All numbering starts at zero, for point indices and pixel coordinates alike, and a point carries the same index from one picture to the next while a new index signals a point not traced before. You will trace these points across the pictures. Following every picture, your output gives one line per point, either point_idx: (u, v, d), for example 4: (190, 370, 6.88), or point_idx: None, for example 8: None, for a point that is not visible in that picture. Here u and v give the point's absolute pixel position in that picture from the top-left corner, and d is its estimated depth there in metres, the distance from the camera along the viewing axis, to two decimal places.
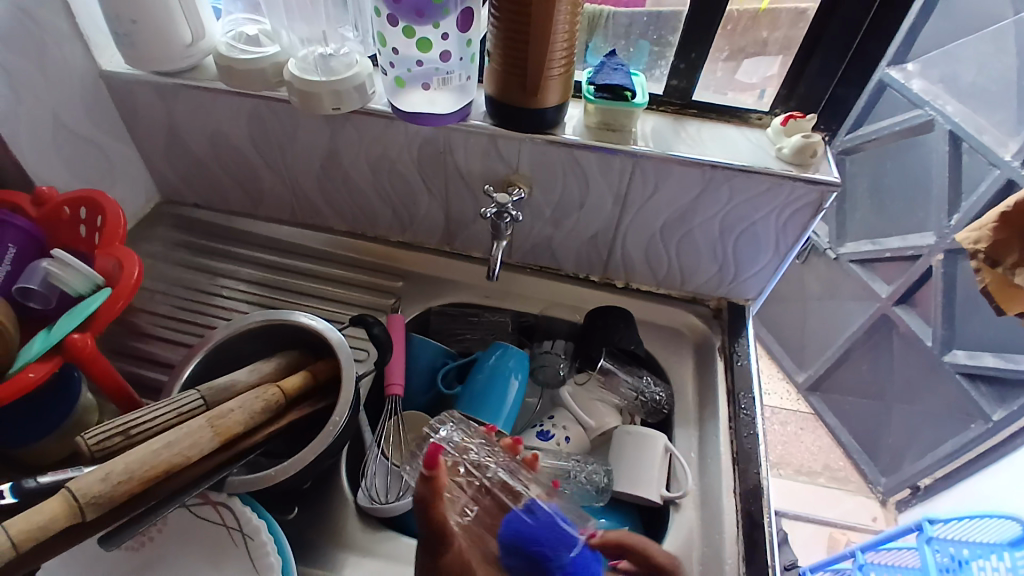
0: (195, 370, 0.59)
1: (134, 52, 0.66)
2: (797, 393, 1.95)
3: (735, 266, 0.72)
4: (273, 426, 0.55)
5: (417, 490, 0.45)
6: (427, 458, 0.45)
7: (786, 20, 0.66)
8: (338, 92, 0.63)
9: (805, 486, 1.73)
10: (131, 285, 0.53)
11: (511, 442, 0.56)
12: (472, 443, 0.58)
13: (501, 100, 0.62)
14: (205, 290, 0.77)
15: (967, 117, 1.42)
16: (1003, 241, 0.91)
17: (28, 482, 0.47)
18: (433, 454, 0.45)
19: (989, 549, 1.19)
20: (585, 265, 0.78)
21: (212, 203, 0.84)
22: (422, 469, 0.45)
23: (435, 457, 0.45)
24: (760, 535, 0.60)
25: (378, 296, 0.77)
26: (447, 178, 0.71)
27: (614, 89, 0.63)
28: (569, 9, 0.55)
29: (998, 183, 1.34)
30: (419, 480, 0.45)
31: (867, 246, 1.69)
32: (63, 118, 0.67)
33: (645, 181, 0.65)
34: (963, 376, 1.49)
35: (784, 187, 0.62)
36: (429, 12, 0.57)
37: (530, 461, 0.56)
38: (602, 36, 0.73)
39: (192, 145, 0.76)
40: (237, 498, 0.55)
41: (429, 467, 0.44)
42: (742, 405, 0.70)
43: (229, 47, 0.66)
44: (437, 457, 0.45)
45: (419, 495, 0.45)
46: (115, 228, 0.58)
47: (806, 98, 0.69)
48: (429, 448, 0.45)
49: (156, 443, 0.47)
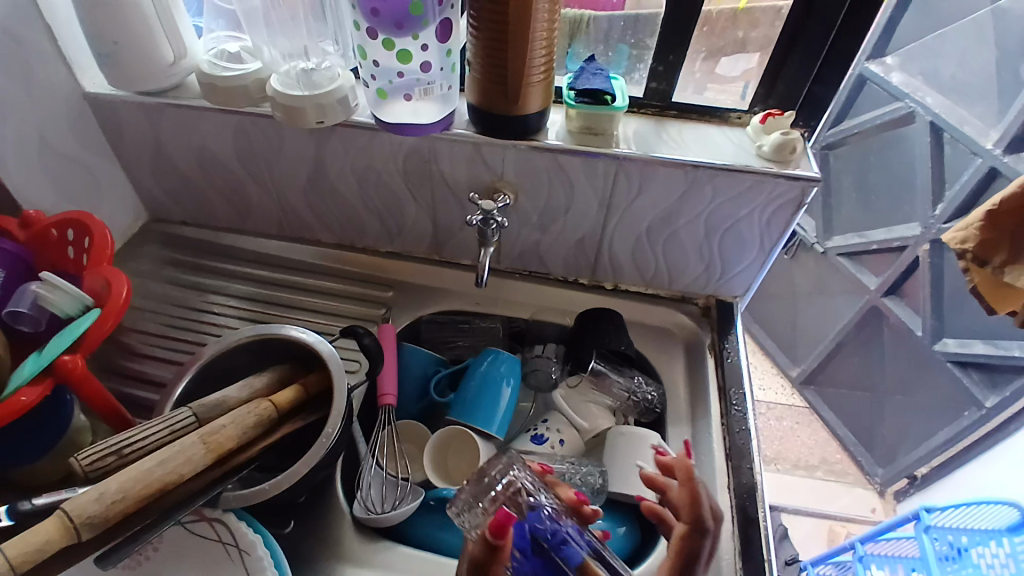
0: (186, 387, 0.59)
1: (117, 72, 0.66)
2: (791, 388, 1.96)
3: (721, 264, 0.73)
4: (266, 440, 0.55)
5: (475, 545, 0.49)
6: (495, 525, 0.48)
7: (761, 19, 0.67)
8: (322, 105, 0.63)
9: (803, 480, 1.74)
10: (120, 304, 0.53)
11: (575, 497, 0.55)
12: (530, 484, 0.56)
13: (483, 107, 0.62)
14: (195, 307, 0.77)
15: (948, 109, 1.44)
16: (991, 241, 0.94)
17: (23, 504, 0.47)
18: (500, 525, 0.48)
19: (987, 535, 1.20)
20: (574, 269, 0.78)
21: (200, 220, 0.84)
22: (489, 534, 0.48)
23: (503, 528, 0.48)
24: (756, 530, 0.61)
25: (368, 306, 0.78)
26: (432, 186, 0.71)
27: (594, 94, 0.64)
28: (547, 16, 0.55)
29: (981, 172, 1.36)
30: (482, 539, 0.49)
31: (854, 240, 1.70)
32: (47, 140, 0.67)
33: (629, 183, 0.66)
34: (955, 364, 1.50)
35: (765, 185, 0.63)
36: (408, 23, 0.58)
37: (587, 517, 0.55)
38: (581, 41, 0.74)
39: (178, 163, 0.76)
40: (232, 513, 0.55)
41: (495, 536, 0.48)
42: (734, 401, 0.70)
43: (212, 64, 0.66)
44: (505, 528, 0.48)
45: (481, 555, 0.49)
46: (103, 248, 0.58)
47: (784, 95, 0.70)
48: (500, 515, 0.48)
49: (149, 462, 0.47)
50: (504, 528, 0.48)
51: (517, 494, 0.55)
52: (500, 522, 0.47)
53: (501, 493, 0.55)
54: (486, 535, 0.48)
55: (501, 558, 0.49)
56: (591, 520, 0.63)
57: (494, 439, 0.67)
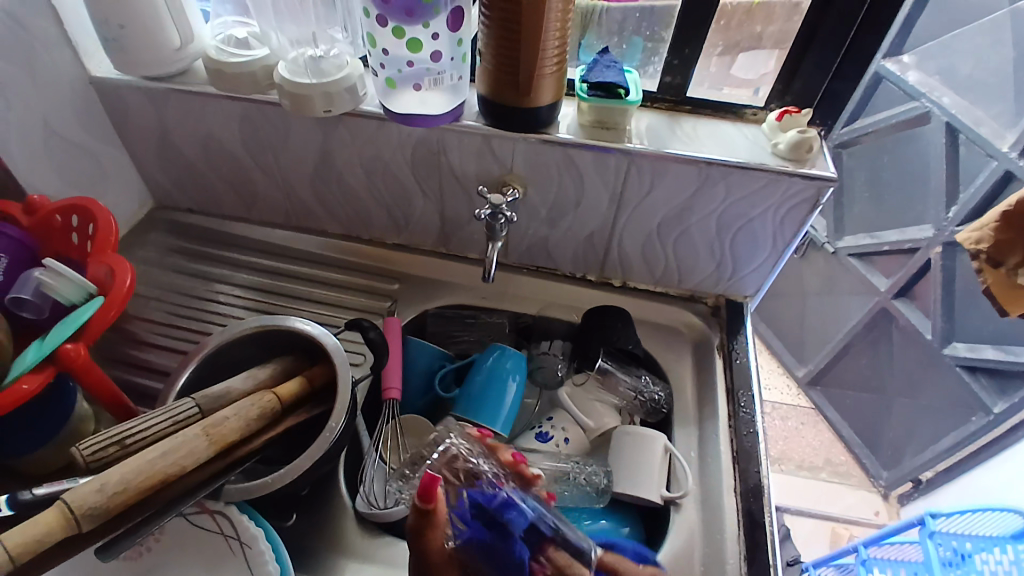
0: (190, 376, 0.59)
1: (122, 57, 0.65)
2: (797, 388, 1.94)
3: (733, 264, 0.72)
4: (269, 433, 0.54)
5: (410, 519, 0.46)
6: (421, 491, 0.45)
7: (780, 13, 0.66)
8: (329, 94, 0.62)
9: (807, 481, 1.73)
10: (123, 293, 0.53)
11: (512, 459, 0.55)
12: (472, 456, 0.57)
13: (494, 99, 0.61)
14: (200, 296, 0.76)
15: (965, 110, 1.41)
16: (1004, 243, 0.91)
17: (23, 494, 0.46)
18: (427, 488, 0.45)
19: (993, 542, 1.20)
20: (582, 265, 0.77)
21: (205, 208, 0.83)
22: (415, 501, 0.45)
23: (432, 490, 0.45)
24: (761, 534, 0.60)
25: (374, 298, 0.77)
26: (441, 179, 0.70)
27: (607, 87, 0.62)
28: (560, 7, 0.54)
29: (996, 175, 1.33)
30: (412, 510, 0.46)
31: (865, 240, 1.68)
32: (53, 125, 0.67)
33: (641, 179, 0.65)
34: (964, 368, 1.49)
35: (780, 183, 0.62)
36: (419, 11, 0.56)
37: (530, 478, 0.55)
38: (594, 33, 0.72)
39: (183, 150, 0.75)
40: (234, 506, 0.55)
41: (424, 502, 0.45)
42: (742, 404, 0.69)
43: (219, 50, 0.65)
44: (433, 490, 0.45)
45: (413, 524, 0.46)
46: (107, 236, 0.57)
47: (801, 93, 0.68)
48: (423, 480, 0.45)
49: (151, 453, 0.46)
50: (433, 491, 0.45)
51: (459, 465, 0.56)
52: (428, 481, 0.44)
53: (442, 464, 0.56)
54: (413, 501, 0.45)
55: (438, 525, 0.46)
56: (595, 520, 0.62)
57: (498, 436, 0.66)
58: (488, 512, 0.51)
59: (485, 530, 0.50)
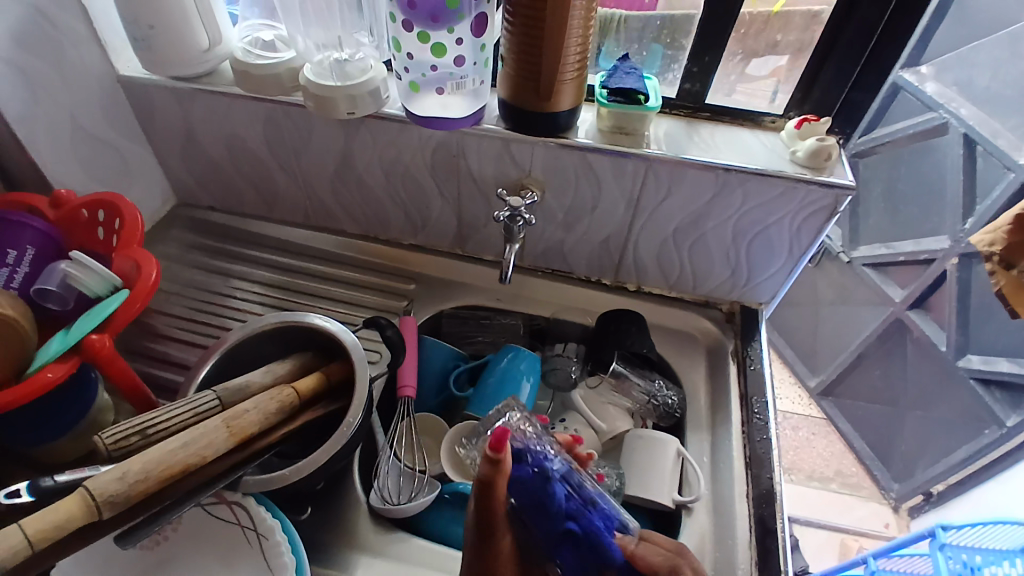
0: (210, 370, 0.60)
1: (151, 57, 0.67)
2: (809, 398, 1.93)
3: (748, 270, 0.72)
4: (287, 426, 0.55)
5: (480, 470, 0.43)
6: (493, 440, 0.43)
7: (800, 22, 0.66)
8: (352, 96, 0.63)
9: (816, 491, 1.72)
10: (148, 287, 0.54)
11: (570, 440, 0.56)
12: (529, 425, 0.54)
13: (514, 104, 0.62)
14: (219, 292, 0.77)
15: (982, 121, 1.40)
16: (1018, 244, 0.90)
17: (45, 480, 0.48)
18: (502, 436, 0.43)
19: (1003, 556, 1.14)
20: (597, 269, 0.78)
21: (227, 206, 0.85)
22: (487, 452, 0.43)
23: (503, 440, 0.43)
24: (773, 541, 0.60)
25: (390, 298, 0.78)
26: (459, 181, 0.71)
27: (627, 93, 0.63)
28: (583, 14, 0.55)
29: (1013, 187, 1.33)
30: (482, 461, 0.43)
31: (881, 251, 1.67)
32: (80, 121, 0.68)
33: (658, 184, 0.65)
34: (978, 381, 1.47)
35: (798, 191, 0.62)
36: (444, 16, 0.58)
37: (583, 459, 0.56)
38: (614, 40, 0.73)
39: (207, 148, 0.77)
40: (251, 498, 0.56)
41: (497, 452, 0.42)
42: (756, 410, 0.69)
43: (245, 52, 0.67)
44: (504, 440, 0.43)
45: (484, 475, 0.43)
46: (133, 230, 0.59)
47: (820, 102, 0.69)
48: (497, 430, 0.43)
49: (172, 443, 0.47)
50: (503, 442, 0.43)
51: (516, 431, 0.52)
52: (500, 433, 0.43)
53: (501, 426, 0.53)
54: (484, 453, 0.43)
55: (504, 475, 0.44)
56: None
57: None
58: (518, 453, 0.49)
59: (528, 474, 0.47)
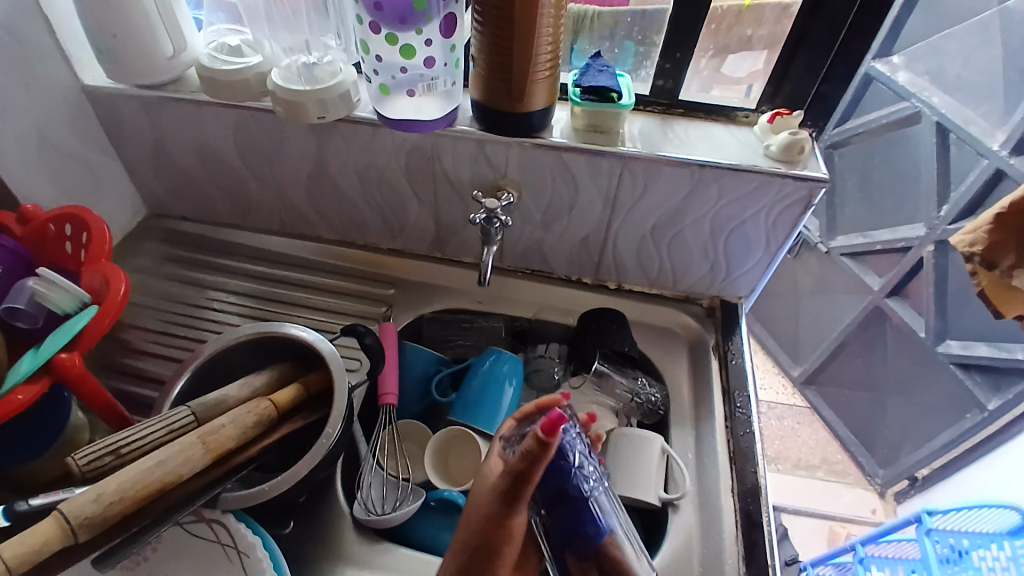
0: (186, 385, 0.58)
1: (116, 65, 0.65)
2: (793, 388, 1.95)
3: (727, 265, 0.72)
4: (266, 440, 0.54)
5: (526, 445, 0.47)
6: (546, 424, 0.45)
7: (769, 16, 0.66)
8: (323, 101, 0.62)
9: (804, 480, 1.74)
10: (117, 302, 0.53)
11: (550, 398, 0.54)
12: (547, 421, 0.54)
13: (487, 104, 0.61)
14: (195, 304, 0.76)
15: (953, 109, 1.43)
16: (997, 244, 0.94)
17: (19, 505, 0.45)
18: (554, 424, 0.45)
19: (989, 539, 1.18)
20: (577, 268, 0.77)
21: (199, 215, 0.83)
22: (538, 431, 0.46)
23: (555, 425, 0.45)
24: (759, 534, 0.60)
25: (370, 304, 0.77)
26: (435, 185, 0.70)
27: (601, 91, 0.63)
28: (553, 12, 0.55)
29: (987, 173, 1.34)
30: (532, 439, 0.46)
31: (858, 240, 1.70)
32: (47, 134, 0.67)
33: (634, 181, 0.65)
34: (957, 365, 1.49)
35: (772, 185, 0.62)
36: (413, 18, 0.57)
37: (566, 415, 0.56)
38: (586, 38, 0.73)
39: (177, 157, 0.75)
40: (232, 515, 0.55)
41: (547, 435, 0.46)
42: (738, 404, 0.69)
43: (212, 58, 0.65)
44: (556, 425, 0.45)
45: (530, 449, 0.46)
46: (100, 244, 0.57)
47: (792, 95, 0.69)
48: (552, 414, 0.45)
49: (147, 462, 0.46)
50: (555, 427, 0.45)
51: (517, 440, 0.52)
52: (552, 420, 0.45)
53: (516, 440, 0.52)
54: (536, 433, 0.46)
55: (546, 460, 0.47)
56: None
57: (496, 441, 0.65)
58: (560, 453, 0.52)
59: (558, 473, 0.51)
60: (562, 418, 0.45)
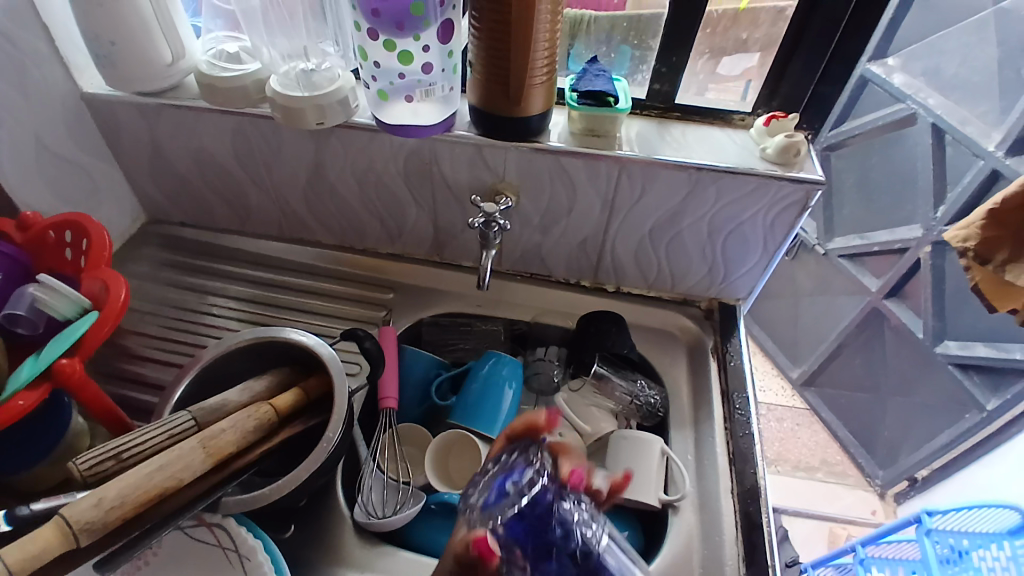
0: (186, 390, 0.58)
1: (114, 73, 0.66)
2: (792, 389, 1.96)
3: (724, 267, 0.72)
4: (266, 444, 0.54)
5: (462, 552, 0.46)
6: (474, 545, 0.44)
7: (765, 20, 0.67)
8: (322, 106, 0.63)
9: (804, 481, 1.74)
10: (118, 308, 0.53)
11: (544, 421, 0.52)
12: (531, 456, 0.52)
13: (485, 109, 0.62)
14: (195, 309, 0.76)
15: (951, 110, 1.43)
16: (992, 239, 0.95)
17: (21, 509, 0.46)
18: (486, 549, 0.43)
19: (989, 539, 1.18)
20: (576, 271, 0.78)
21: (198, 221, 0.83)
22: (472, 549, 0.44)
23: (485, 547, 0.43)
24: (759, 536, 0.60)
25: (369, 309, 0.77)
26: (434, 189, 0.71)
27: (597, 95, 0.63)
28: (550, 17, 0.55)
29: (983, 174, 1.35)
30: (461, 548, 0.45)
31: (855, 241, 1.70)
32: (45, 141, 0.67)
33: (632, 185, 0.65)
34: (956, 366, 1.50)
35: (769, 187, 0.63)
36: (409, 23, 0.57)
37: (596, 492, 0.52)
38: (583, 42, 0.73)
39: (175, 163, 0.75)
40: (232, 518, 0.54)
41: (485, 556, 0.43)
42: (737, 405, 0.69)
43: (210, 65, 0.66)
44: (487, 546, 0.43)
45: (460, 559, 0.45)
46: (101, 250, 0.57)
47: (788, 97, 0.69)
48: (479, 539, 0.44)
49: (148, 467, 0.46)
50: (488, 550, 0.43)
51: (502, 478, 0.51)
52: (480, 545, 0.43)
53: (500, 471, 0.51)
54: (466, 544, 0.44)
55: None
56: None
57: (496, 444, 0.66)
58: (542, 519, 0.48)
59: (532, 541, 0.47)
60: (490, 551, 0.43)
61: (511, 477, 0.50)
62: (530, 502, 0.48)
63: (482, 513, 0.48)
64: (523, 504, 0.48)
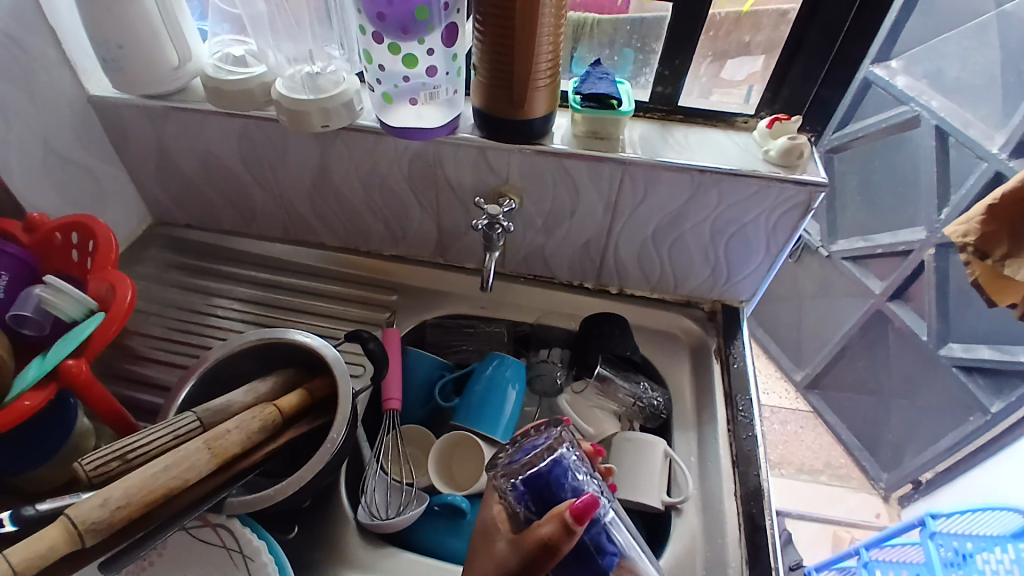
0: (191, 391, 0.59)
1: (121, 76, 0.66)
2: (795, 392, 1.95)
3: (728, 269, 0.73)
4: (271, 445, 0.55)
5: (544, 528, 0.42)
6: (576, 509, 0.41)
7: (767, 23, 0.67)
8: (326, 109, 0.63)
9: (807, 484, 1.73)
10: (124, 308, 0.53)
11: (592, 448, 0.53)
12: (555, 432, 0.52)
13: (489, 112, 0.62)
14: (200, 311, 0.77)
15: (953, 112, 1.43)
16: (990, 234, 0.95)
17: (27, 509, 0.46)
18: (586, 510, 0.40)
19: (993, 541, 1.19)
20: (579, 273, 0.78)
21: (203, 223, 0.84)
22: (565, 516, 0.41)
23: (586, 511, 0.40)
24: (763, 537, 0.60)
25: (373, 310, 0.77)
26: (438, 191, 0.71)
27: (600, 98, 0.64)
28: (553, 20, 0.55)
29: (986, 176, 1.35)
30: (557, 523, 0.41)
31: (859, 244, 1.70)
32: (53, 144, 0.67)
33: (635, 187, 0.66)
34: (960, 368, 1.49)
35: (772, 189, 0.63)
36: (414, 27, 0.58)
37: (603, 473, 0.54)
38: (586, 46, 0.74)
39: (181, 166, 0.76)
40: (237, 519, 0.55)
41: (575, 521, 0.41)
42: (740, 407, 0.69)
43: (217, 68, 0.66)
44: (587, 511, 0.40)
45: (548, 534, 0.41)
46: (107, 252, 0.58)
47: (791, 100, 0.69)
48: (585, 500, 0.41)
49: (153, 468, 0.47)
50: (587, 515, 0.40)
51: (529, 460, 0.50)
52: (584, 508, 0.40)
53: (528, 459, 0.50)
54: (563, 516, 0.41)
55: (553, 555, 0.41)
56: None
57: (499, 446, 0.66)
58: (548, 486, 0.48)
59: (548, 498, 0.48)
60: (595, 504, 0.40)
61: (528, 450, 0.50)
62: (529, 474, 0.49)
63: (507, 469, 0.50)
64: (551, 462, 0.49)
